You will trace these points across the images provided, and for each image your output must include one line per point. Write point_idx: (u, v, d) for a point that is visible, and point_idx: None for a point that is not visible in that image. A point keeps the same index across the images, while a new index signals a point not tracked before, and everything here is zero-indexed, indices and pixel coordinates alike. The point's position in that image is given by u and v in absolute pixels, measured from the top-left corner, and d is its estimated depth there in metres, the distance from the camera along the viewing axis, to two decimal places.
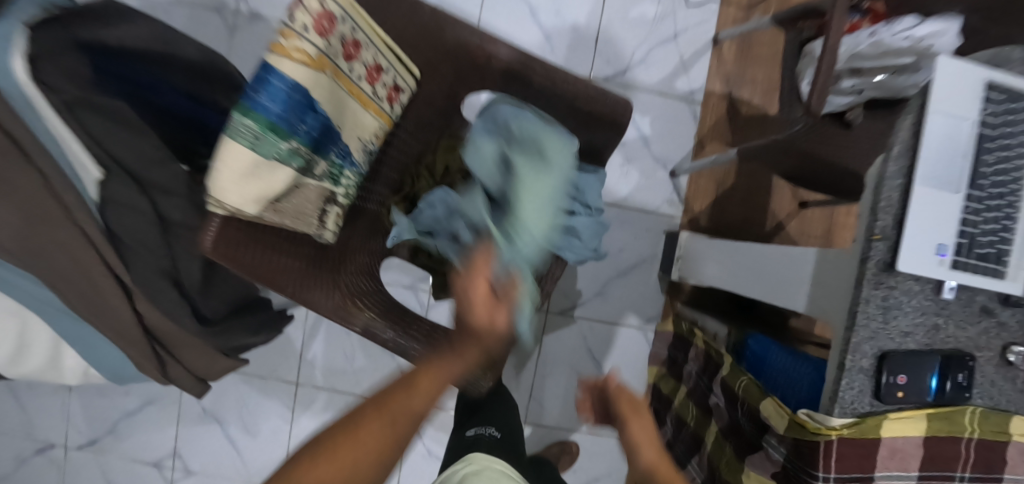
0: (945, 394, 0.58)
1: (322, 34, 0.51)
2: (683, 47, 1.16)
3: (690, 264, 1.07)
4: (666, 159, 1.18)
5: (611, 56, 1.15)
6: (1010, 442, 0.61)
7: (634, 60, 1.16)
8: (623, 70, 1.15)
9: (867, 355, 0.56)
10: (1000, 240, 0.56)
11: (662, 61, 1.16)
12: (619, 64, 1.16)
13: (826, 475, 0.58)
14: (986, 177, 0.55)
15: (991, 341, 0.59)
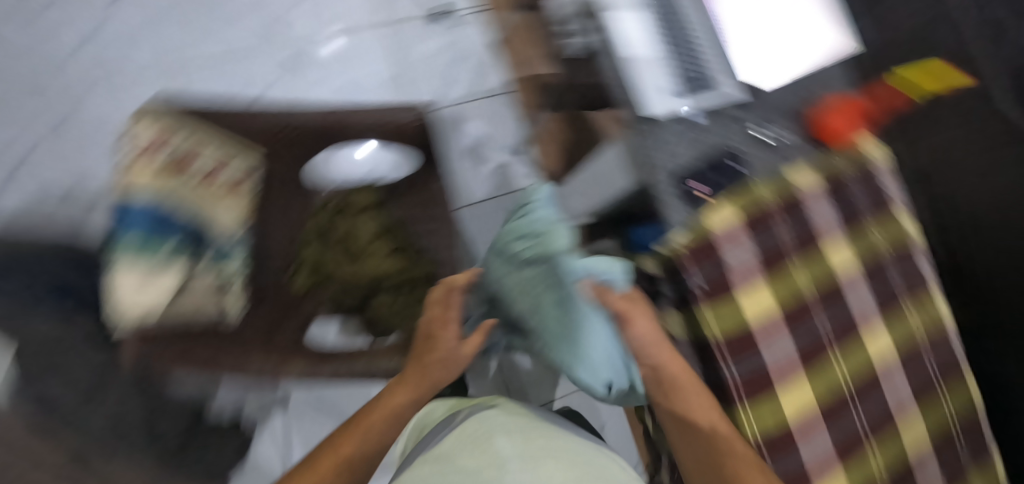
0: (731, 180, 0.78)
1: (154, 157, 0.60)
2: (471, 57, 1.37)
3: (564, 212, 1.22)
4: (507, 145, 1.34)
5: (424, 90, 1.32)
6: (800, 190, 0.80)
7: (443, 86, 1.34)
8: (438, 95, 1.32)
9: (666, 183, 0.76)
10: (702, 70, 0.80)
11: (462, 75, 1.36)
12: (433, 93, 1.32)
13: (694, 276, 0.73)
14: (668, 37, 0.80)
15: (743, 133, 0.81)
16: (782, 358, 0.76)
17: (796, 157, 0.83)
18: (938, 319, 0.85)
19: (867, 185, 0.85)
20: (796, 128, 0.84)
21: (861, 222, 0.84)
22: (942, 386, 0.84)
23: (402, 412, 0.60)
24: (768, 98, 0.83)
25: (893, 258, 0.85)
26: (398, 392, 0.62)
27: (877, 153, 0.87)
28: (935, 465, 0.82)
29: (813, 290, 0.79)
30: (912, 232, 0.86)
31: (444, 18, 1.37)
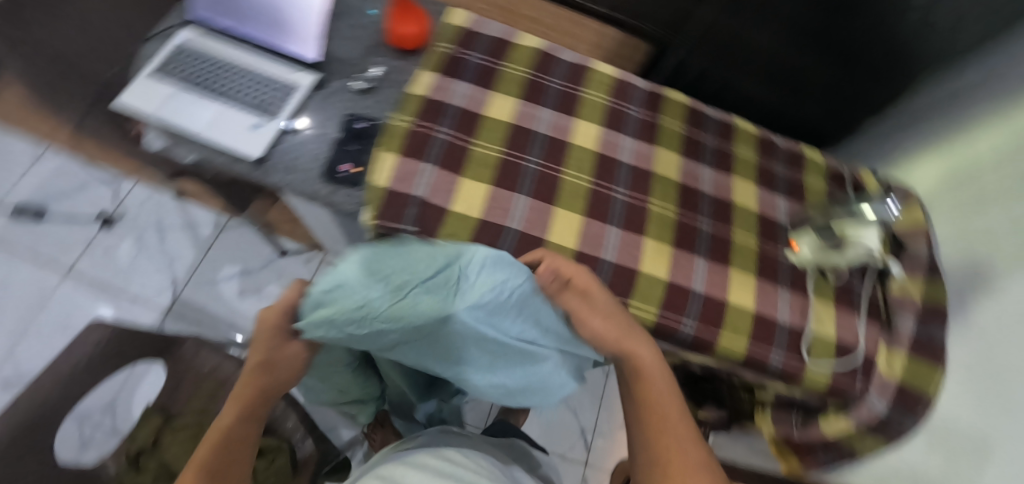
0: (368, 137, 0.81)
1: None
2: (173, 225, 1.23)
3: None
4: (267, 256, 1.25)
5: (156, 289, 1.18)
6: (426, 94, 0.85)
7: (171, 270, 1.20)
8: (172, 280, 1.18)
9: (320, 187, 0.76)
10: (269, 84, 0.81)
11: (180, 247, 1.22)
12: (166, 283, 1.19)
13: (404, 225, 0.75)
14: (216, 88, 0.79)
15: (346, 97, 0.83)
16: (527, 213, 0.80)
17: (404, 76, 0.87)
18: (609, 81, 0.94)
19: (475, 44, 0.91)
20: (386, 55, 0.88)
21: (495, 70, 0.90)
22: (659, 118, 0.94)
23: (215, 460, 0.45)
24: (343, 56, 0.86)
25: (542, 71, 0.92)
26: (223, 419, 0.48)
27: (459, 18, 0.93)
28: (704, 170, 0.92)
29: (502, 148, 0.84)
30: (535, 43, 0.94)
31: (115, 220, 1.20)
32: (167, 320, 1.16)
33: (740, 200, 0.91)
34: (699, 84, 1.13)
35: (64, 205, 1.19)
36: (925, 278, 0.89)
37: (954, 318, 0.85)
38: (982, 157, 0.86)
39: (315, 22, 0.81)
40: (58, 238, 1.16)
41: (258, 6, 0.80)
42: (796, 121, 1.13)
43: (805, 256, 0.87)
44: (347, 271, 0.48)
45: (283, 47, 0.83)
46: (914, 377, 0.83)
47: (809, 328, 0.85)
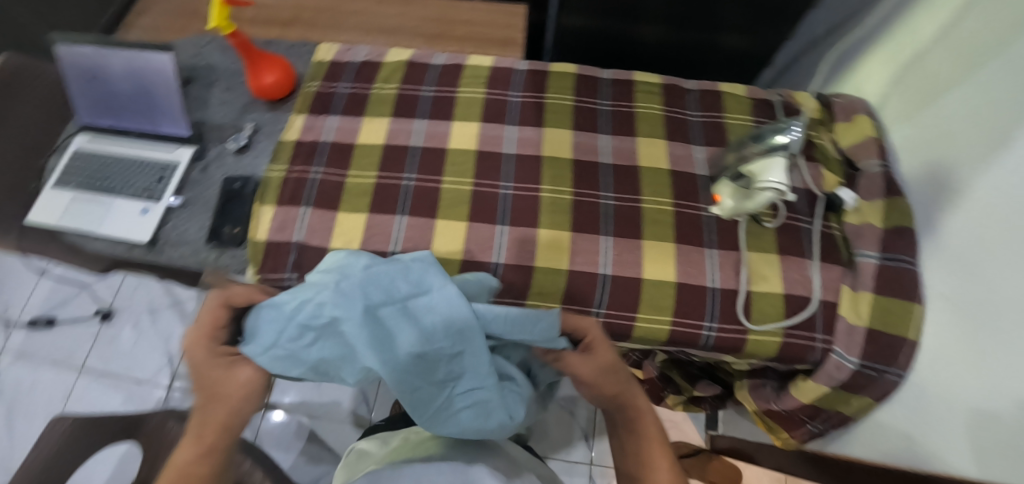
0: (248, 193, 0.83)
1: None
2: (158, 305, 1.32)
3: None
4: None
5: (155, 367, 1.28)
6: (298, 138, 0.87)
7: (165, 346, 1.30)
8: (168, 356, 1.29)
9: (207, 252, 0.80)
10: (153, 168, 0.86)
11: (171, 325, 1.32)
12: (163, 360, 1.29)
13: (285, 274, 0.77)
14: (109, 184, 0.85)
15: (225, 160, 0.86)
16: (407, 231, 0.78)
17: (280, 125, 0.89)
18: (482, 75, 0.91)
19: (342, 75, 0.92)
20: (260, 109, 0.91)
21: (364, 95, 0.90)
22: (544, 96, 0.89)
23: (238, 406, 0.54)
24: (221, 122, 0.89)
25: (411, 83, 0.91)
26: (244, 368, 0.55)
27: (326, 52, 0.94)
28: (602, 140, 0.85)
29: (376, 172, 0.83)
30: (403, 58, 0.93)
31: (113, 313, 1.32)
32: (169, 396, 1.25)
33: (646, 162, 0.83)
34: (601, 44, 0.99)
35: (72, 308, 1.33)
36: (881, 202, 0.76)
37: (923, 237, 0.73)
38: (929, 42, 0.76)
39: (174, 98, 0.84)
40: (70, 338, 1.30)
41: (128, 98, 0.85)
42: (719, 58, 1.01)
43: (727, 208, 0.76)
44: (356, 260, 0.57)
45: (158, 128, 0.87)
46: (885, 319, 0.71)
47: (745, 289, 0.75)
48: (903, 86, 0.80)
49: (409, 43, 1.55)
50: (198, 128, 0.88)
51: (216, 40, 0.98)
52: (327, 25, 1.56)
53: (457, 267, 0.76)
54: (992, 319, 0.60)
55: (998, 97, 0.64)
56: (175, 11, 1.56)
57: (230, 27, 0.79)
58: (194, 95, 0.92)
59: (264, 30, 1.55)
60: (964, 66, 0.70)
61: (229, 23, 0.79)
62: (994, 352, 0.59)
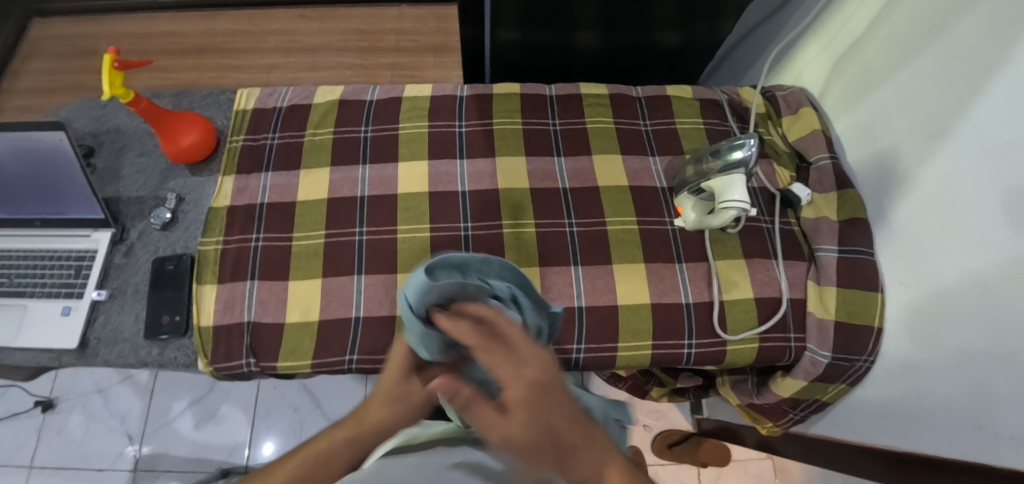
0: (184, 274, 0.75)
1: None
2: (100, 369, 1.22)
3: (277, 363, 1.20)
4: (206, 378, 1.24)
5: (114, 451, 1.18)
6: (231, 203, 0.79)
7: (120, 426, 1.20)
8: (126, 438, 1.19)
9: (148, 348, 0.72)
10: (68, 260, 0.76)
11: (124, 403, 1.22)
12: (121, 442, 1.19)
13: (242, 360, 0.71)
14: (19, 286, 0.75)
15: (152, 238, 0.78)
16: (369, 291, 0.73)
17: (206, 191, 0.81)
18: (423, 106, 0.85)
19: (269, 125, 0.84)
20: (183, 174, 0.82)
21: (297, 145, 0.83)
22: (492, 122, 0.84)
23: (345, 459, 0.41)
24: (138, 196, 0.80)
25: (348, 124, 0.84)
26: (374, 406, 0.41)
27: (246, 99, 0.86)
28: (557, 163, 0.82)
29: (325, 230, 0.77)
30: (333, 97, 0.86)
31: (56, 401, 1.21)
32: (136, 479, 1.16)
33: (604, 181, 0.81)
34: (539, 56, 0.95)
35: (6, 403, 1.21)
36: (834, 194, 0.78)
37: (876, 226, 0.75)
38: (863, 31, 0.77)
39: (78, 181, 0.74)
40: (11, 437, 1.18)
41: (23, 186, 0.74)
42: (657, 58, 0.99)
43: (691, 221, 0.76)
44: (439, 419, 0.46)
45: (65, 215, 0.77)
46: (850, 310, 0.73)
47: (718, 300, 0.75)
48: (842, 76, 0.81)
49: (336, 61, 1.45)
50: (115, 207, 0.79)
51: (118, 99, 0.87)
52: (243, 49, 1.43)
53: None
54: (955, 305, 0.61)
55: (941, 83, 0.64)
56: (65, 52, 1.39)
57: (128, 95, 0.70)
58: (103, 166, 0.82)
59: (172, 62, 1.40)
60: (901, 54, 0.70)
61: (126, 91, 0.70)
62: (961, 336, 0.60)
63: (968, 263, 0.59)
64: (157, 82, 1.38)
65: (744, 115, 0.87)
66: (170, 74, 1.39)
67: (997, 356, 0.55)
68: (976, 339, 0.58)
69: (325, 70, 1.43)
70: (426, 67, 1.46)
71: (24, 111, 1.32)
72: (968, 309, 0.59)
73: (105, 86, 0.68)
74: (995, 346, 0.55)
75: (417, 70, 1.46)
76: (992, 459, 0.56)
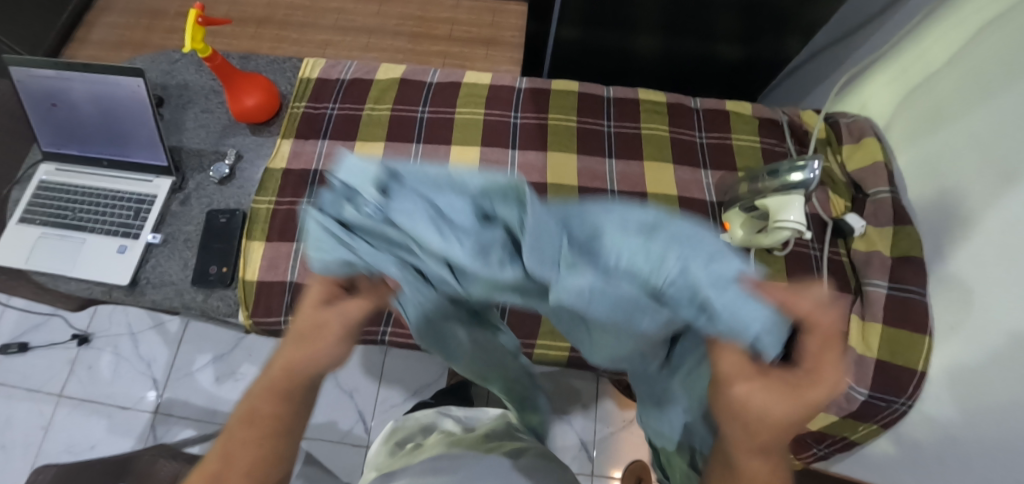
0: (233, 227, 0.77)
1: None
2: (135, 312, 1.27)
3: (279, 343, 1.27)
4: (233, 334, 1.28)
5: (139, 391, 1.22)
6: (287, 166, 0.81)
7: (148, 369, 1.24)
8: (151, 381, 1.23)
9: (193, 294, 0.74)
10: (128, 200, 0.79)
11: (153, 348, 1.26)
12: (146, 384, 1.23)
13: (280, 317, 0.72)
14: (81, 219, 0.79)
15: (208, 191, 0.80)
16: None
17: (264, 150, 0.83)
18: (480, 93, 0.86)
19: (330, 94, 0.87)
20: (243, 133, 0.84)
21: (354, 117, 0.85)
22: (547, 117, 0.85)
23: (274, 407, 0.36)
24: (199, 148, 0.83)
25: (405, 103, 0.86)
26: (271, 376, 0.36)
27: (311, 69, 0.89)
28: (608, 165, 0.82)
29: None
30: (394, 75, 0.88)
31: (91, 336, 1.26)
32: (156, 422, 1.20)
33: (653, 188, 0.81)
34: (599, 56, 0.95)
35: (45, 333, 1.26)
36: (889, 229, 0.76)
37: (931, 265, 0.72)
38: (941, 65, 0.74)
39: (147, 126, 0.77)
40: (47, 365, 1.24)
41: (96, 125, 0.78)
42: (719, 69, 0.98)
43: (738, 238, 0.75)
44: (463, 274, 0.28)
45: (132, 157, 0.80)
46: (893, 350, 0.71)
47: None
48: (912, 108, 0.78)
49: (389, 44, 1.48)
50: (177, 157, 0.82)
51: (190, 55, 0.91)
52: (301, 22, 1.47)
53: None
54: (1005, 358, 0.58)
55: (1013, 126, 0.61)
56: (135, 10, 1.45)
57: (206, 51, 0.73)
58: (169, 117, 0.85)
59: (233, 29, 1.46)
60: (980, 91, 0.66)
61: (206, 47, 0.73)
62: (1006, 388, 0.57)
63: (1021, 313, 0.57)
64: (219, 47, 1.43)
65: (804, 138, 0.85)
66: (229, 39, 1.44)
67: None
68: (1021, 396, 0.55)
69: (378, 51, 1.46)
70: (476, 59, 1.48)
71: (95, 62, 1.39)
72: (1016, 366, 0.56)
73: (188, 39, 0.71)
74: None
75: (467, 61, 1.48)
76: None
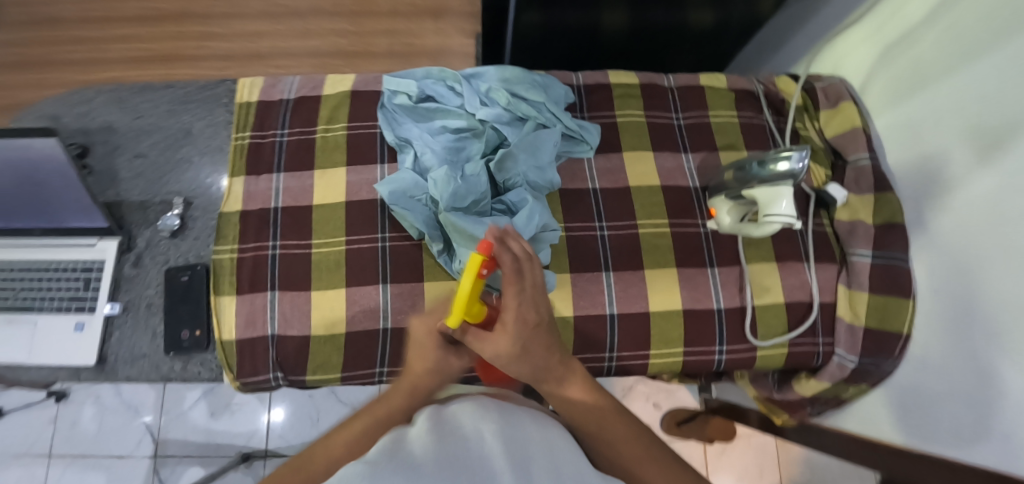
0: (198, 286, 0.72)
1: None
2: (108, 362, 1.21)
3: (278, 406, 1.22)
4: None
5: (132, 437, 1.19)
6: (243, 208, 0.75)
7: (136, 414, 1.20)
8: (141, 425, 1.19)
9: (170, 364, 0.70)
10: (75, 272, 0.72)
11: (137, 392, 1.21)
12: (138, 430, 1.19)
13: (270, 374, 0.69)
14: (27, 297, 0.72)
15: (162, 249, 0.74)
16: (396, 302, 0.71)
17: (214, 194, 0.77)
18: None
19: (275, 118, 0.78)
20: (187, 175, 0.77)
21: (306, 142, 0.77)
22: None
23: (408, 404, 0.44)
24: (142, 200, 0.76)
25: (361, 119, 0.79)
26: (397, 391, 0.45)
27: (249, 90, 0.80)
28: (588, 163, 0.78)
29: (346, 237, 0.74)
30: (344, 89, 0.80)
31: (68, 392, 1.20)
32: (158, 465, 1.18)
33: (636, 180, 0.78)
34: (559, 38, 0.87)
35: (16, 396, 1.20)
36: (871, 196, 0.76)
37: (912, 230, 0.73)
38: (918, 22, 0.72)
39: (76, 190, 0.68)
40: (27, 426, 1.19)
41: (15, 197, 0.69)
42: (687, 37, 0.90)
43: (726, 225, 0.73)
44: (472, 236, 0.65)
45: (65, 224, 0.72)
46: (882, 317, 0.72)
47: (750, 305, 0.74)
48: (892, 67, 0.76)
49: (323, 31, 1.35)
50: (119, 216, 0.75)
51: (106, 90, 0.80)
52: (226, 15, 1.34)
53: None
54: (999, 321, 0.60)
55: (999, 91, 0.60)
56: (32, 23, 1.32)
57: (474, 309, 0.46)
58: (101, 170, 0.77)
59: (151, 32, 1.32)
60: (960, 53, 0.65)
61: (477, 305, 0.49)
62: (994, 350, 0.60)
63: (1013, 279, 0.58)
64: (136, 54, 1.31)
65: (782, 108, 0.83)
66: (150, 43, 1.32)
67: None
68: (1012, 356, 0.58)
69: (317, 40, 1.35)
70: (426, 36, 1.37)
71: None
72: (1009, 329, 0.58)
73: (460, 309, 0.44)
74: None
75: (416, 38, 1.37)
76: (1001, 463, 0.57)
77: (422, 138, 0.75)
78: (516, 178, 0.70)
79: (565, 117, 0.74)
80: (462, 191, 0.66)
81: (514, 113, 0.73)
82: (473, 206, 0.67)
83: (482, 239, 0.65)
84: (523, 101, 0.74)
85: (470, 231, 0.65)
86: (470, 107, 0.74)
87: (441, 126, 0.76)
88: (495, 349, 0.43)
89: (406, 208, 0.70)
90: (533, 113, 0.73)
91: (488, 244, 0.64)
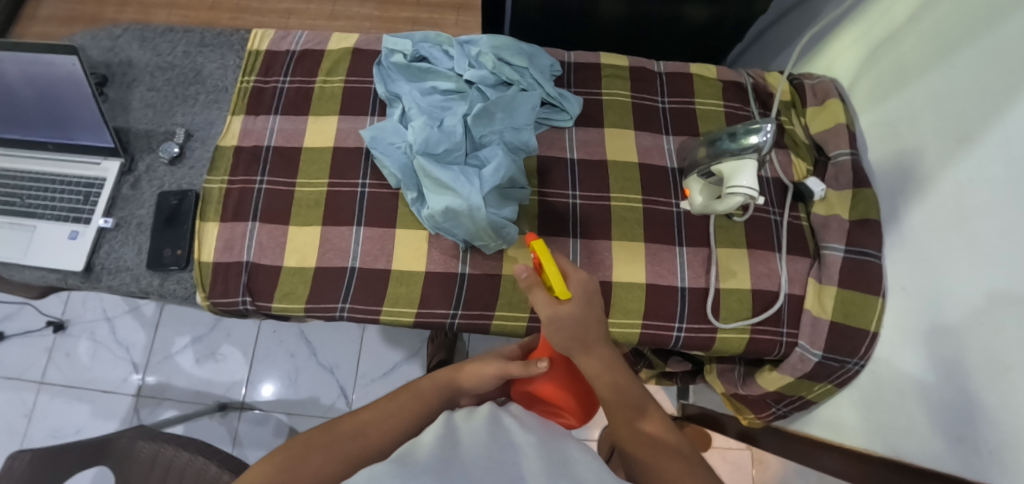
0: (186, 210, 0.76)
1: None
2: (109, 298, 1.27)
3: (259, 361, 1.25)
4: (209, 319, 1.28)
5: (119, 374, 1.24)
6: (238, 143, 0.79)
7: (126, 353, 1.25)
8: (129, 364, 1.24)
9: (150, 278, 0.74)
10: (77, 186, 0.78)
11: (130, 333, 1.26)
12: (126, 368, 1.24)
13: (239, 298, 0.72)
14: (31, 204, 0.77)
15: (160, 174, 0.79)
16: (366, 243, 0.74)
17: (214, 130, 0.82)
18: None
19: (280, 67, 0.84)
20: (192, 111, 0.83)
21: (304, 91, 0.82)
22: None
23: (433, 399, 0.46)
24: (147, 129, 0.81)
25: (359, 75, 0.83)
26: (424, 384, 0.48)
27: (260, 40, 0.85)
28: (568, 134, 0.80)
29: (328, 180, 0.77)
30: (346, 46, 0.85)
31: (66, 323, 1.26)
32: (139, 403, 1.22)
33: (615, 155, 0.80)
34: (557, 19, 0.90)
35: (20, 321, 1.27)
36: (849, 192, 0.75)
37: (885, 229, 0.72)
38: (903, 22, 0.72)
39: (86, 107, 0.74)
40: (24, 352, 1.25)
41: (34, 109, 0.75)
42: (683, 32, 0.92)
43: (698, 205, 0.73)
44: (439, 184, 0.68)
45: (75, 141, 0.78)
46: (847, 311, 0.71)
47: (714, 287, 0.74)
48: (875, 66, 0.76)
49: (349, 13, 1.43)
50: (125, 140, 0.80)
51: (131, 30, 0.87)
52: None
53: (434, 286, 0.72)
54: (956, 317, 0.58)
55: (972, 87, 0.59)
56: None
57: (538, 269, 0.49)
58: (114, 99, 0.83)
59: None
60: (938, 49, 0.65)
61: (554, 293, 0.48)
62: (949, 345, 0.59)
63: (970, 274, 0.57)
64: (175, 19, 1.41)
65: (767, 101, 0.84)
66: (189, 11, 1.42)
67: (991, 372, 0.53)
68: (967, 352, 0.56)
69: (343, 20, 1.42)
70: (446, 26, 1.43)
71: (49, 39, 1.38)
72: (966, 326, 0.57)
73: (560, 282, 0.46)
74: (985, 364, 0.54)
75: (437, 27, 1.43)
76: (961, 468, 0.56)
77: (409, 92, 0.79)
78: (491, 135, 0.74)
79: (547, 85, 0.78)
80: (436, 141, 0.70)
81: (498, 77, 0.77)
82: (444, 158, 0.71)
83: (448, 187, 0.68)
84: (507, 66, 0.78)
85: (438, 178, 0.68)
86: (459, 68, 0.78)
87: (431, 86, 0.79)
88: (554, 315, 0.45)
89: (383, 153, 0.73)
90: (516, 78, 0.77)
91: (455, 190, 0.68)
